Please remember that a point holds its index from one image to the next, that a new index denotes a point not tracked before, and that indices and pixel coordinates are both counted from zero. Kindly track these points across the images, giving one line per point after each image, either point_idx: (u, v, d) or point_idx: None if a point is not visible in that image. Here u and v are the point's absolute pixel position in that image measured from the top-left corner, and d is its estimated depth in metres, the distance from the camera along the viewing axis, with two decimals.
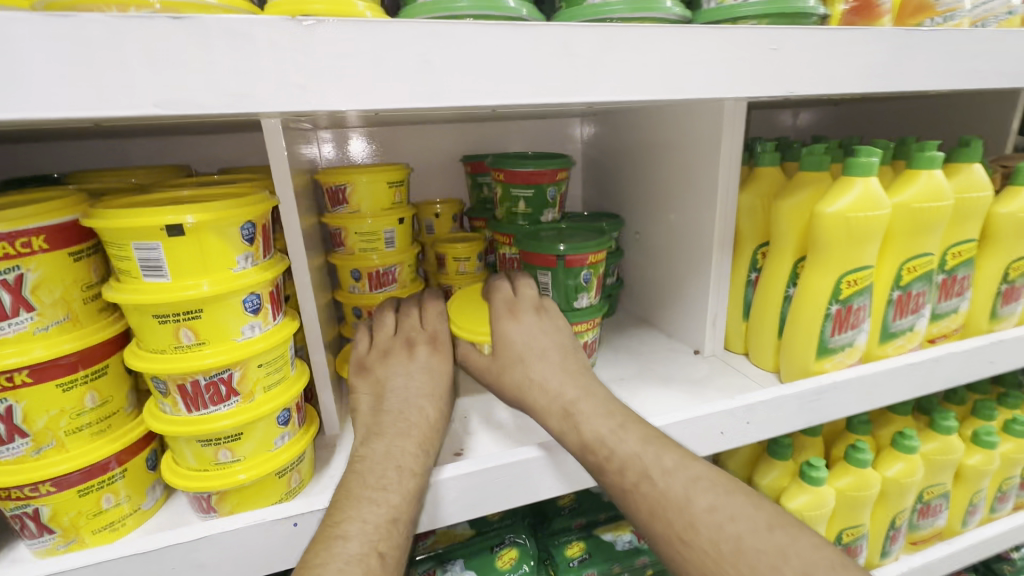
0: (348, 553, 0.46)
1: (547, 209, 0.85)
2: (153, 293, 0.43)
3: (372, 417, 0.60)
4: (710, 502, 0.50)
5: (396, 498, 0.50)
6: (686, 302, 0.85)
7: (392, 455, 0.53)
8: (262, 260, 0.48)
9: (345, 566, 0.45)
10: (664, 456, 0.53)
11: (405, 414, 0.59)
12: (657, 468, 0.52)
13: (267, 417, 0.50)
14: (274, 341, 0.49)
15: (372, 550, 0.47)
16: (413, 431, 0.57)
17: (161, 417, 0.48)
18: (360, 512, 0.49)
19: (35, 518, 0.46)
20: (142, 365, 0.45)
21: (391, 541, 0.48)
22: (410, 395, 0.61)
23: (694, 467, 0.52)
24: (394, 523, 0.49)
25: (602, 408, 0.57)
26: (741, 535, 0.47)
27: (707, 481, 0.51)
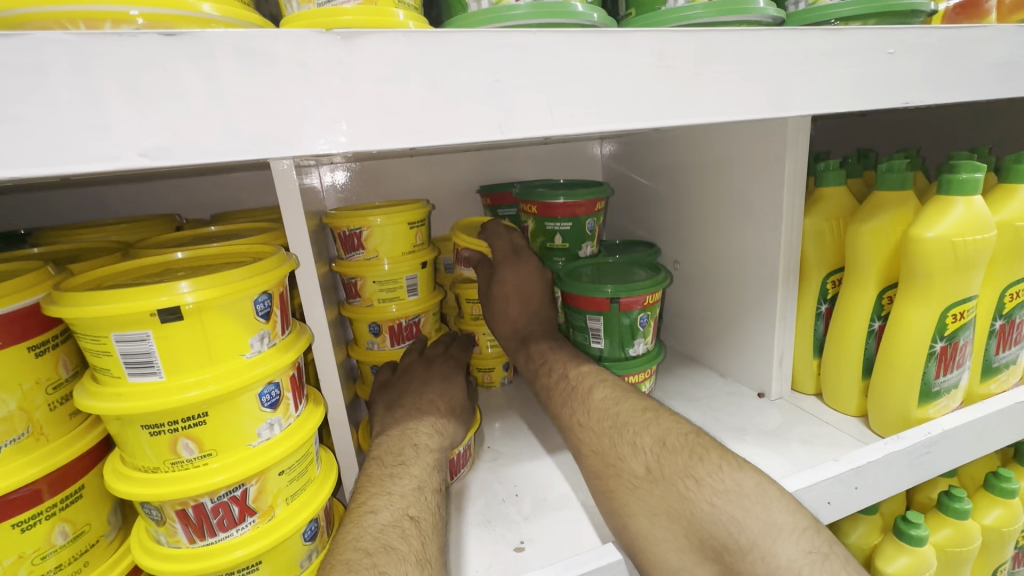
0: (380, 522, 0.43)
1: (586, 244, 0.76)
2: (142, 398, 0.32)
3: (387, 415, 0.60)
4: (605, 394, 0.58)
5: (417, 469, 0.50)
6: (744, 338, 0.77)
7: (408, 435, 0.54)
8: (279, 338, 0.38)
9: (380, 532, 0.42)
10: (580, 366, 0.64)
11: (419, 403, 0.60)
12: (571, 372, 0.63)
13: (292, 535, 0.40)
14: (297, 441, 0.39)
15: (404, 515, 0.44)
16: (427, 415, 0.58)
17: (154, 548, 0.38)
18: (385, 487, 0.47)
19: None
20: (129, 491, 0.35)
21: (421, 506, 0.46)
22: (426, 390, 0.62)
23: (604, 374, 0.62)
24: (421, 491, 0.47)
25: (563, 356, 0.67)
26: (618, 414, 0.55)
27: (609, 384, 0.60)
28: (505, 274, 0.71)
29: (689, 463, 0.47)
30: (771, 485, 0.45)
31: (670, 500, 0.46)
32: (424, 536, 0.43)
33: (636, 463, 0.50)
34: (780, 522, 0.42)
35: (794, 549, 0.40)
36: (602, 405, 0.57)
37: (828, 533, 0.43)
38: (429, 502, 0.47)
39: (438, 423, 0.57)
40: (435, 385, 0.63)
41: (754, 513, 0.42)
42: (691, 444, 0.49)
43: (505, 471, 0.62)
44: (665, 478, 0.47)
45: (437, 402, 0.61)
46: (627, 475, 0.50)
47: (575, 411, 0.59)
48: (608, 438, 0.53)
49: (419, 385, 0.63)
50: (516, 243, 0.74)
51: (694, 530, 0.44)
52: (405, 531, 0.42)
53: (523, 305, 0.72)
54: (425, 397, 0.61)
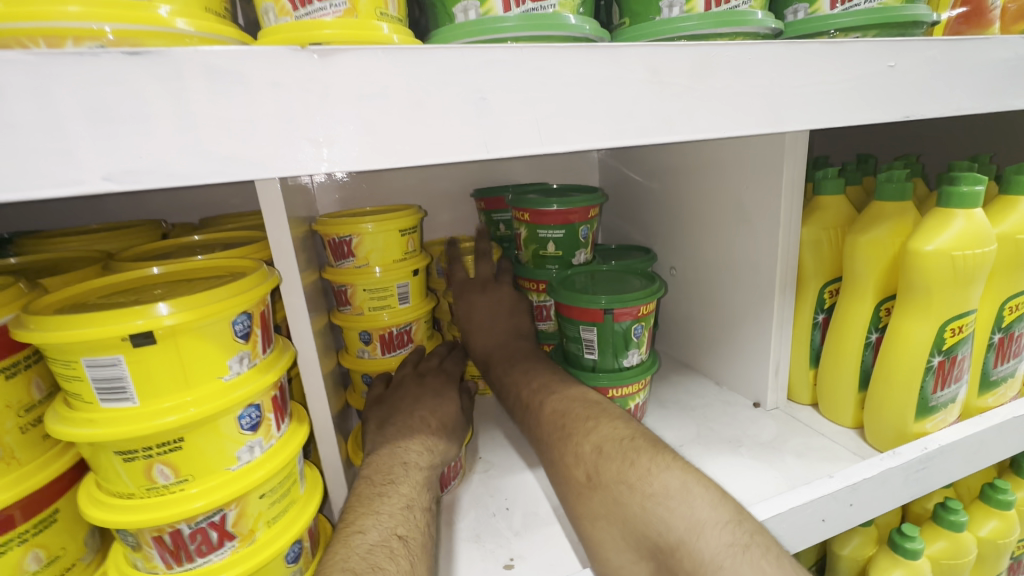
0: (368, 542, 0.42)
1: (580, 251, 0.74)
2: (117, 424, 0.31)
3: (377, 434, 0.59)
4: (554, 405, 0.58)
5: (405, 488, 0.49)
6: (740, 347, 0.76)
7: (396, 453, 0.53)
8: (261, 358, 0.37)
9: (368, 552, 0.41)
10: (534, 377, 0.65)
11: (408, 421, 0.59)
12: (524, 389, 0.64)
13: (275, 558, 0.39)
14: (280, 462, 0.38)
15: (392, 534, 0.43)
16: (417, 432, 0.57)
17: (131, 573, 0.37)
18: (374, 507, 0.46)
19: None
20: (103, 517, 0.34)
21: (409, 525, 0.45)
22: (416, 407, 0.61)
23: (555, 384, 0.62)
24: (410, 510, 0.47)
25: (527, 369, 0.67)
26: (563, 422, 0.55)
27: (560, 394, 0.59)
28: (463, 303, 0.76)
29: (623, 468, 0.47)
30: (697, 481, 0.45)
31: (608, 504, 0.47)
32: (413, 556, 0.43)
33: (578, 471, 0.50)
34: (703, 518, 0.42)
35: (714, 544, 0.40)
36: (550, 418, 0.57)
37: (752, 523, 0.42)
38: (418, 521, 0.46)
39: (428, 440, 0.56)
40: (426, 402, 0.62)
41: (678, 512, 0.42)
42: (624, 447, 0.49)
43: (496, 483, 0.62)
44: (602, 484, 0.48)
45: (428, 419, 0.59)
46: (573, 483, 0.51)
47: (532, 423, 0.60)
48: (556, 448, 0.54)
49: (411, 403, 0.62)
50: (488, 274, 0.78)
51: (631, 531, 0.44)
52: (393, 551, 0.42)
53: (482, 327, 0.75)
54: (416, 414, 0.60)
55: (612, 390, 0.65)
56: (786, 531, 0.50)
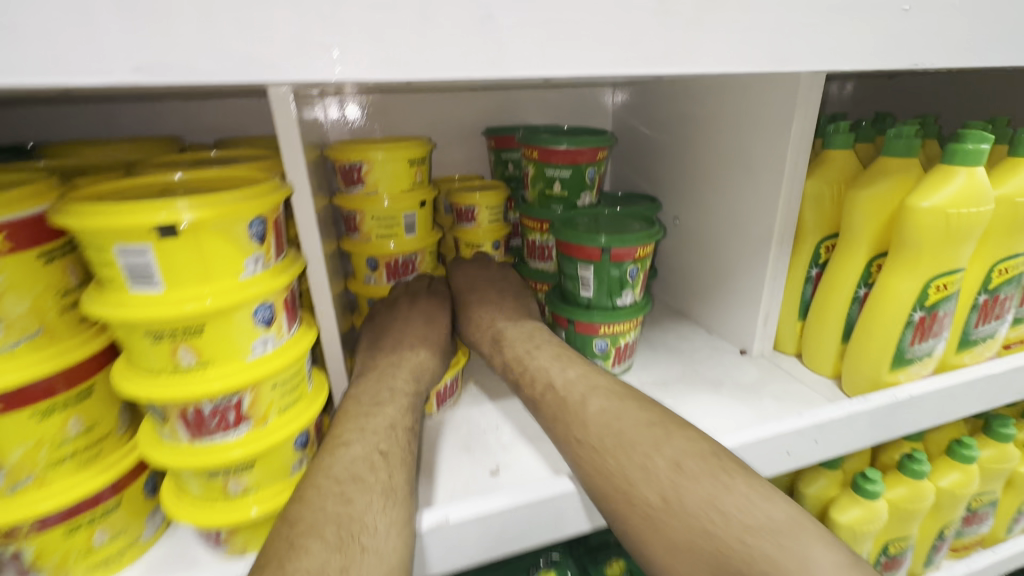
0: (352, 454, 0.46)
1: (585, 193, 0.76)
2: (145, 307, 0.35)
3: (367, 356, 0.63)
4: (601, 405, 0.52)
5: (391, 409, 0.52)
6: (734, 296, 0.78)
7: (385, 379, 0.57)
8: (274, 262, 0.40)
9: (351, 464, 0.45)
10: (570, 371, 0.58)
11: (396, 350, 0.62)
12: (558, 379, 0.57)
13: (284, 443, 0.44)
14: (292, 355, 0.42)
15: (375, 449, 0.47)
16: (404, 361, 0.60)
17: (159, 444, 0.42)
18: (358, 425, 0.50)
19: (18, 561, 0.40)
20: (133, 390, 0.38)
21: (392, 441, 0.49)
22: (404, 334, 0.64)
23: (596, 378, 0.57)
24: (392, 428, 0.50)
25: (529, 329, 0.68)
26: (622, 430, 0.49)
27: (605, 391, 0.55)
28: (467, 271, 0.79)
29: (714, 491, 0.44)
30: (798, 515, 0.43)
31: (691, 531, 0.43)
32: (392, 467, 0.46)
33: (651, 492, 0.45)
34: (817, 557, 0.40)
35: (827, 567, 0.40)
36: (601, 421, 0.51)
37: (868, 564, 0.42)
38: (402, 439, 0.50)
39: (415, 367, 0.60)
40: (415, 329, 0.65)
41: (791, 551, 0.41)
42: (711, 465, 0.46)
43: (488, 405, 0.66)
44: (685, 511, 0.44)
45: (414, 345, 0.63)
46: (639, 503, 0.46)
47: (569, 425, 0.52)
48: (618, 458, 0.48)
49: (400, 327, 0.65)
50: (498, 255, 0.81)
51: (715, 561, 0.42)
52: (374, 463, 0.45)
53: (488, 301, 0.72)
54: (403, 340, 0.63)
55: (604, 327, 0.68)
56: (750, 460, 0.54)
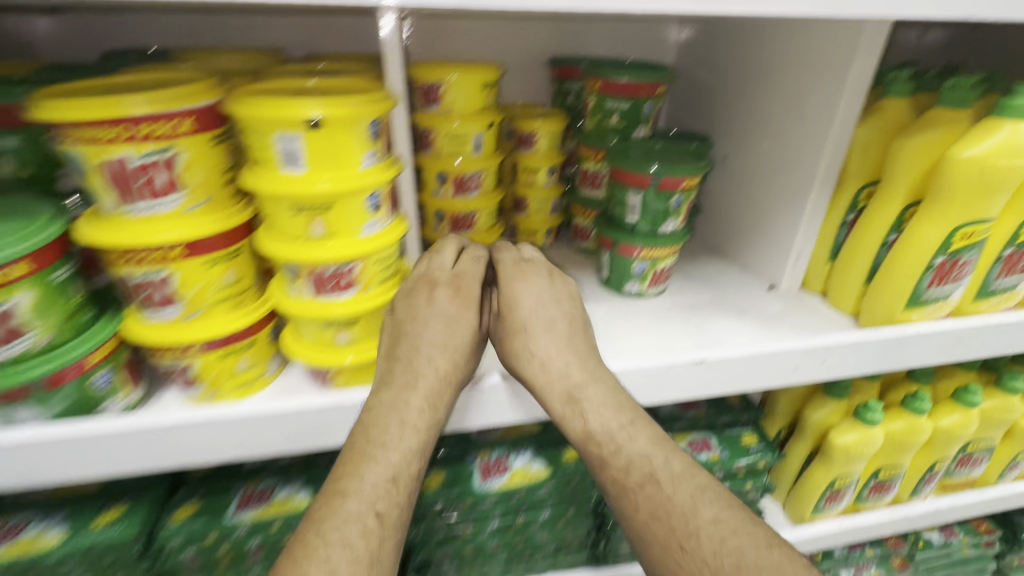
0: (348, 510, 0.49)
1: (641, 125, 0.82)
2: (292, 184, 0.45)
3: (386, 362, 0.56)
4: (714, 514, 0.52)
5: (396, 456, 0.52)
6: (769, 236, 0.83)
7: (398, 406, 0.53)
8: (382, 159, 0.49)
9: (343, 523, 0.48)
10: (673, 461, 0.56)
11: (415, 364, 0.55)
12: (648, 470, 0.55)
13: (379, 308, 0.55)
14: (392, 238, 0.52)
15: (371, 510, 0.49)
16: (419, 384, 0.54)
17: (287, 297, 0.53)
18: (361, 471, 0.51)
19: (187, 372, 0.54)
20: (275, 250, 0.49)
21: (389, 500, 0.51)
22: (421, 348, 0.56)
23: (682, 471, 0.56)
24: (392, 483, 0.51)
25: (586, 370, 0.58)
26: (740, 550, 0.50)
27: (701, 487, 0.55)
28: (510, 285, 0.63)
29: None
30: None
31: None
32: (384, 532, 0.49)
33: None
34: None
35: None
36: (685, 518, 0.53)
37: None
38: (398, 495, 0.51)
39: (432, 393, 0.54)
40: (435, 338, 0.56)
41: None
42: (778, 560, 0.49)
43: None
44: None
45: (434, 363, 0.56)
46: None
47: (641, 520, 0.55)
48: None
49: (419, 338, 0.56)
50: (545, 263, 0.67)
51: None
52: (366, 529, 0.48)
53: (548, 338, 0.60)
54: (422, 358, 0.55)
55: (645, 251, 0.76)
56: (760, 370, 0.63)
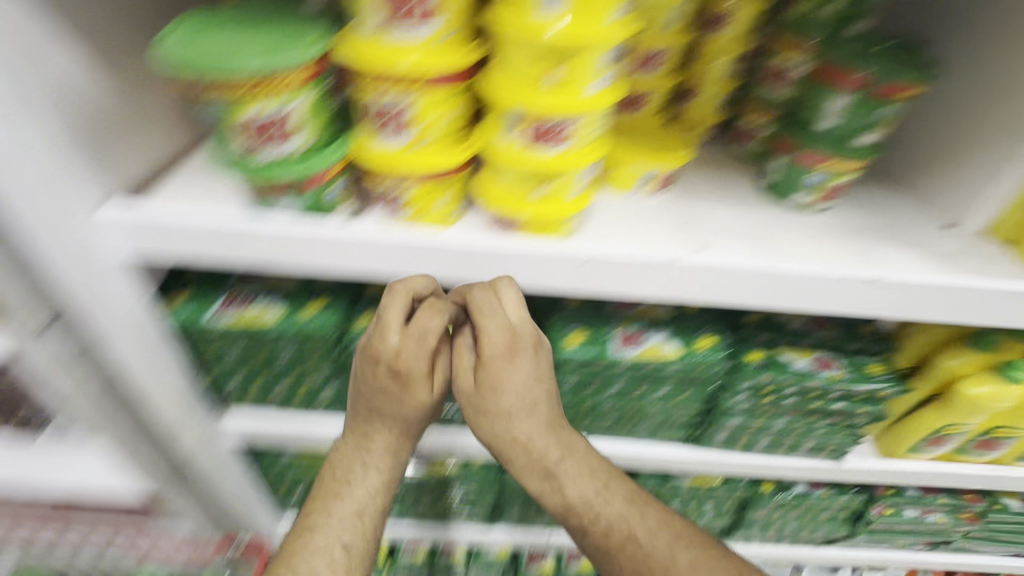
0: (316, 543, 0.69)
1: (862, 17, 0.72)
2: (546, 26, 0.47)
3: (366, 410, 0.70)
4: (638, 524, 0.67)
5: (359, 493, 0.72)
6: (968, 169, 0.72)
7: (365, 461, 0.72)
8: (626, 15, 0.50)
9: (316, 553, 0.68)
10: (646, 519, 0.68)
11: (380, 410, 0.69)
12: (599, 523, 0.68)
13: (578, 169, 0.58)
14: (611, 100, 0.54)
15: (337, 544, 0.69)
16: (367, 459, 0.72)
17: (497, 143, 0.57)
18: (330, 509, 0.71)
19: (398, 199, 0.60)
20: (507, 93, 0.52)
21: (351, 532, 0.70)
22: (382, 417, 0.69)
23: (612, 501, 0.69)
24: (357, 516, 0.71)
25: (533, 424, 0.67)
26: (659, 547, 0.66)
27: (630, 523, 0.67)
28: (489, 366, 0.65)
29: None
30: None
31: None
32: (350, 558, 0.69)
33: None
34: None
35: None
36: (626, 541, 0.67)
37: None
38: (361, 527, 0.71)
39: (383, 457, 0.72)
40: (385, 395, 0.67)
41: None
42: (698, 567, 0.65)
43: (691, 203, 0.76)
44: None
45: (386, 429, 0.70)
46: None
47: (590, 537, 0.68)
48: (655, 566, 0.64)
49: (374, 425, 0.70)
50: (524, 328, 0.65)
51: None
52: (333, 556, 0.68)
53: (526, 420, 0.66)
54: (376, 412, 0.69)
55: (829, 161, 0.72)
56: (921, 298, 0.66)
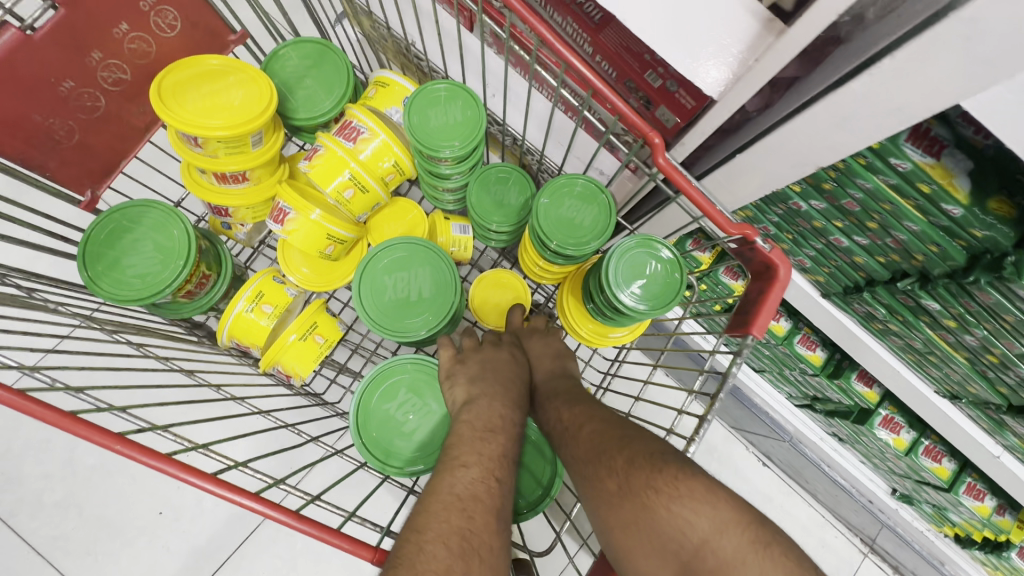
0: (468, 477, 0.54)
1: None
2: None
3: (480, 375, 0.68)
4: (549, 390, 0.73)
5: (501, 438, 0.61)
6: None
7: (493, 403, 0.64)
8: None
9: (471, 484, 0.53)
10: (547, 388, 0.73)
11: (511, 383, 0.69)
12: (535, 392, 0.75)
13: None
14: None
15: (491, 475, 0.55)
16: (500, 403, 0.64)
17: None
18: (474, 447, 0.58)
19: None
20: None
21: (502, 470, 0.57)
22: (504, 370, 0.70)
23: (555, 379, 0.75)
24: (502, 456, 0.58)
25: (546, 350, 0.79)
26: (561, 402, 0.70)
27: (562, 392, 0.72)
28: (529, 343, 0.80)
29: (611, 455, 0.61)
30: (694, 484, 0.56)
31: (584, 471, 0.62)
32: (503, 490, 0.55)
33: (610, 483, 0.59)
34: (714, 540, 0.53)
35: (689, 524, 0.54)
36: (541, 408, 0.73)
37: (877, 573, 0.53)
38: (509, 467, 0.58)
39: (517, 402, 0.66)
40: (490, 351, 0.73)
41: (689, 533, 0.54)
42: (580, 411, 0.67)
43: None
44: (582, 452, 0.63)
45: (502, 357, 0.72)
46: (561, 431, 0.67)
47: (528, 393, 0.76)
48: (550, 420, 0.70)
49: (496, 376, 0.69)
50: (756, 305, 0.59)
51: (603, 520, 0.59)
52: (489, 488, 0.54)
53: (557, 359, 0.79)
54: (491, 364, 0.70)
55: None
56: None
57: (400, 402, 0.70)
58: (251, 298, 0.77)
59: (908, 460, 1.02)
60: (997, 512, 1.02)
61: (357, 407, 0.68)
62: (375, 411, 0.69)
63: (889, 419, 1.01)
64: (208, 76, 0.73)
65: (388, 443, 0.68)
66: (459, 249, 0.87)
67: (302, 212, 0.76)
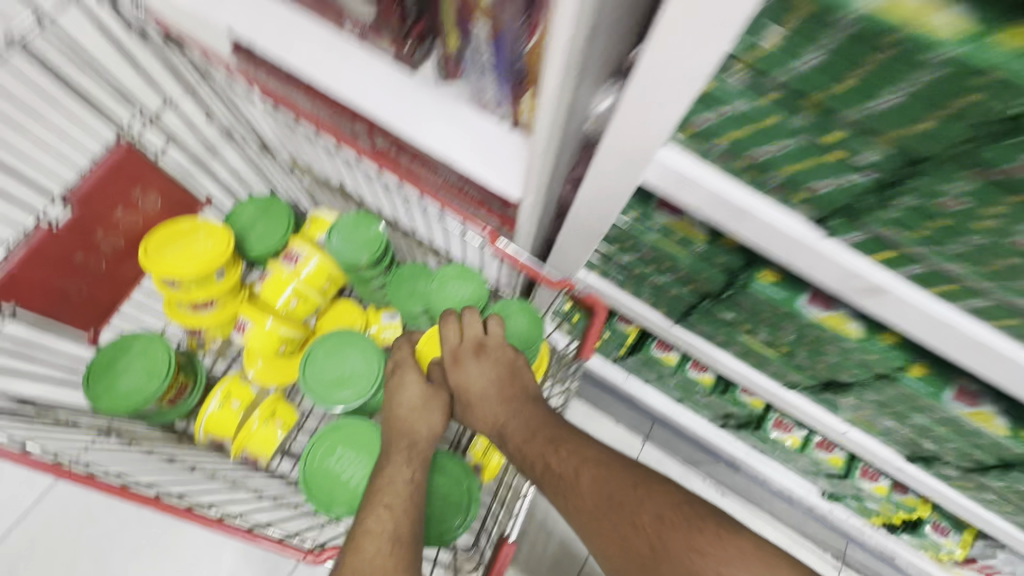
0: (366, 513, 0.71)
1: None
2: None
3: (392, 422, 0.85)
4: (541, 441, 0.77)
5: (392, 468, 0.78)
6: None
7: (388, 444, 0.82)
8: None
9: (367, 518, 0.70)
10: (537, 436, 0.78)
11: (408, 420, 0.84)
12: (520, 444, 0.79)
13: None
14: None
15: (381, 503, 0.72)
16: (396, 446, 0.81)
17: None
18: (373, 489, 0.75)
19: None
20: None
21: (391, 496, 0.73)
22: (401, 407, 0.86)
23: (511, 412, 0.82)
24: (393, 481, 0.76)
25: (490, 371, 0.85)
26: (559, 456, 0.74)
27: (538, 434, 0.78)
28: (461, 365, 0.86)
29: (645, 519, 0.65)
30: (740, 541, 0.61)
31: (612, 533, 0.66)
32: (394, 510, 0.71)
33: (643, 545, 0.64)
34: None
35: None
36: (537, 468, 0.76)
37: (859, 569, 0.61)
38: (399, 489, 0.75)
39: (409, 432, 0.83)
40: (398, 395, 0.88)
41: None
42: (594, 470, 0.71)
43: None
44: (603, 513, 0.68)
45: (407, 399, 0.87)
46: (570, 490, 0.71)
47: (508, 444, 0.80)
48: (551, 475, 0.74)
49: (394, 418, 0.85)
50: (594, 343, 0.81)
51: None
52: (380, 514, 0.70)
53: (493, 368, 0.85)
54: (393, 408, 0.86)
55: None
56: None
57: (338, 455, 0.86)
58: (220, 399, 0.97)
59: (806, 456, 1.18)
60: (895, 489, 1.16)
61: (306, 465, 0.85)
62: (320, 466, 0.85)
63: (781, 421, 1.17)
64: (179, 234, 0.98)
65: (331, 493, 0.84)
66: (390, 332, 1.06)
67: (258, 322, 0.98)
